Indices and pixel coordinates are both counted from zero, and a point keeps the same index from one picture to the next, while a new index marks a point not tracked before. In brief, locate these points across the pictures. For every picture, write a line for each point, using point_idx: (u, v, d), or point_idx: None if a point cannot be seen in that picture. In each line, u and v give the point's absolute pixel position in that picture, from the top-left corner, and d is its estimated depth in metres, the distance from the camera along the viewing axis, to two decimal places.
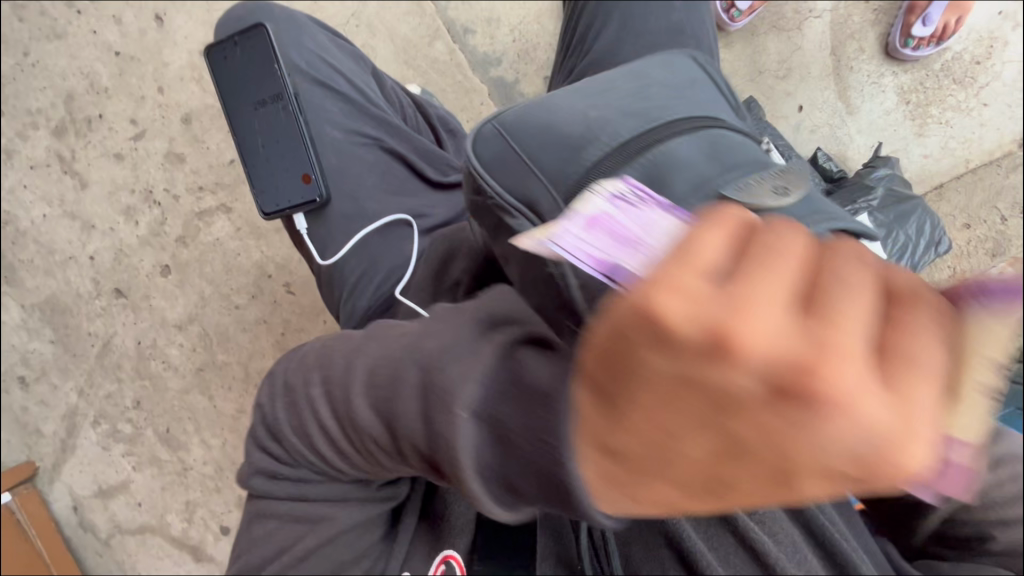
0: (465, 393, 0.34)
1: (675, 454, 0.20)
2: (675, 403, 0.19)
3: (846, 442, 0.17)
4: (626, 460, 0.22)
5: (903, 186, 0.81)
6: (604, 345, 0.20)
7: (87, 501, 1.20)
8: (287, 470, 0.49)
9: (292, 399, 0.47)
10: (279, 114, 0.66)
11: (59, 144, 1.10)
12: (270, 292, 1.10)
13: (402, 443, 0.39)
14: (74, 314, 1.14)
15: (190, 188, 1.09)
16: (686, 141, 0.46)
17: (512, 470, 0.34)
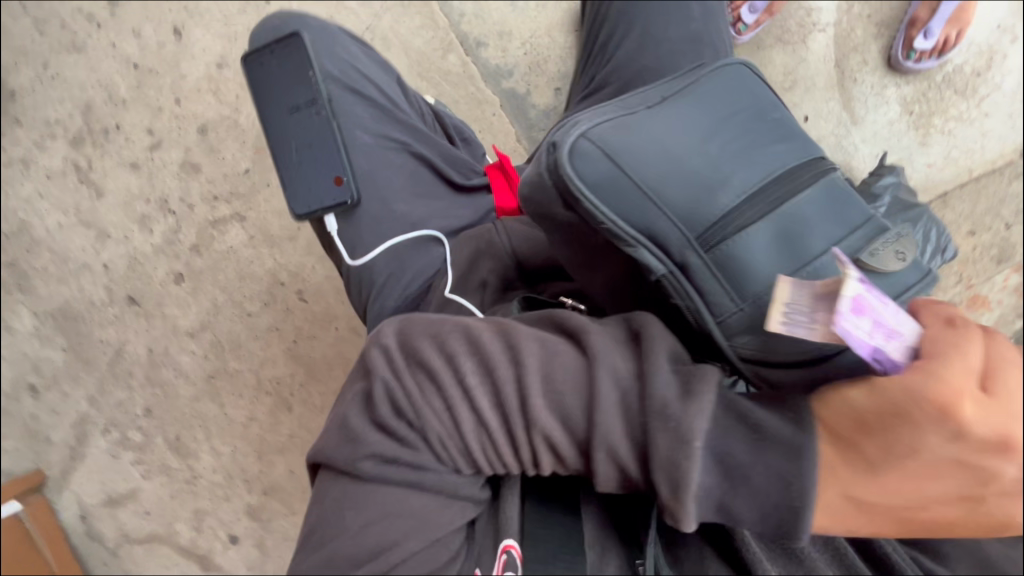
0: (699, 424, 0.40)
1: (930, 494, 0.37)
2: (941, 466, 0.36)
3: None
4: (881, 505, 0.38)
5: (909, 195, 0.86)
6: (903, 425, 0.36)
7: (95, 510, 1.20)
8: (403, 457, 0.45)
9: (434, 384, 0.45)
10: (312, 119, 0.68)
11: (76, 154, 1.12)
12: (283, 300, 1.12)
13: (603, 455, 0.42)
14: (86, 322, 1.15)
15: (206, 197, 1.11)
16: (811, 190, 0.49)
17: (718, 493, 0.41)
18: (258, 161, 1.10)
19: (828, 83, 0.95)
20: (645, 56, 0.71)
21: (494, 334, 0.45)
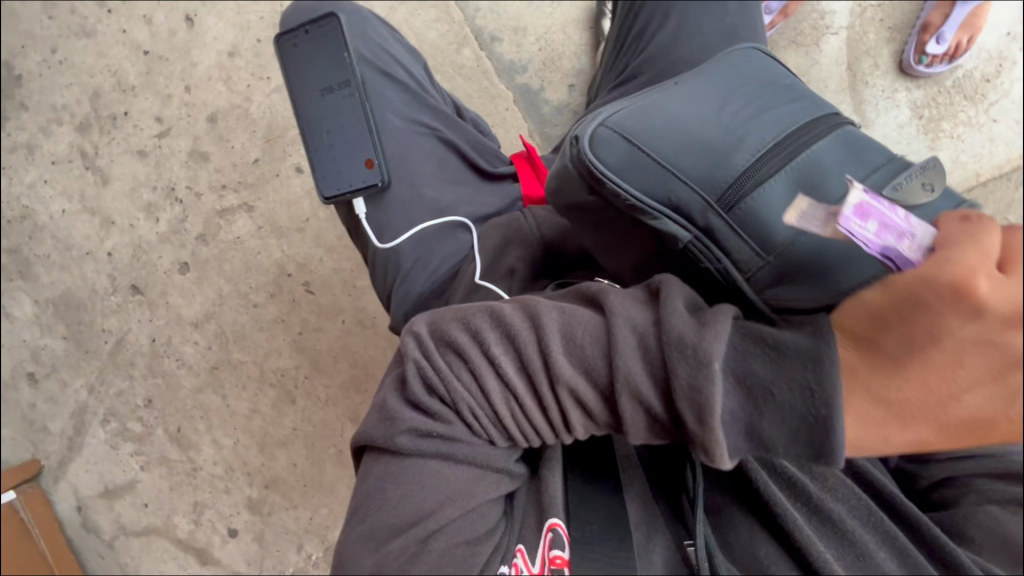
0: (714, 345, 0.38)
1: (963, 391, 0.34)
2: (969, 357, 0.34)
3: None
4: (908, 404, 0.36)
5: None
6: (922, 316, 0.34)
7: (92, 501, 1.18)
8: (437, 431, 0.46)
9: (462, 357, 0.45)
10: (345, 101, 0.68)
11: (82, 141, 1.11)
12: (289, 291, 1.11)
13: (630, 400, 0.41)
14: (89, 310, 1.14)
15: (214, 186, 1.10)
16: (829, 142, 0.48)
17: (747, 419, 0.39)
18: (267, 150, 1.10)
19: (839, 85, 0.96)
20: (680, 48, 0.72)
21: (515, 307, 0.45)
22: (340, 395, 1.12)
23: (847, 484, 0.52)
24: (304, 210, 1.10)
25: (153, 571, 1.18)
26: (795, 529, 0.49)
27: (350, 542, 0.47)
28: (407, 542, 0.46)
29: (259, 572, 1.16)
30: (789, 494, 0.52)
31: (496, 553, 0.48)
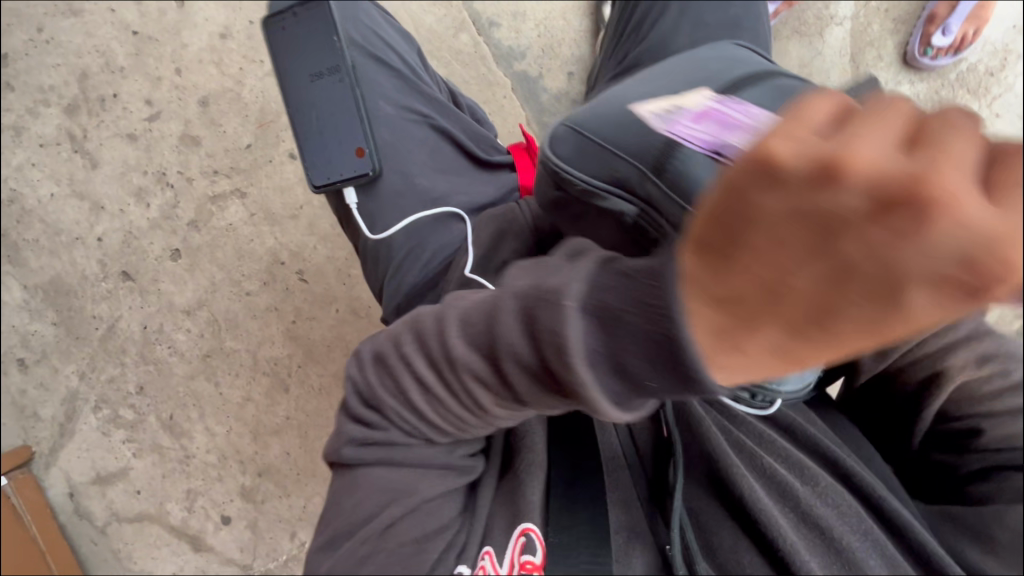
0: (568, 285, 0.37)
1: (784, 288, 0.22)
2: (780, 235, 0.21)
3: (944, 250, 0.18)
4: (739, 308, 0.24)
5: None
6: (710, 208, 0.23)
7: (85, 488, 1.17)
8: (377, 438, 0.48)
9: (386, 366, 0.47)
10: (335, 87, 0.67)
11: (70, 123, 1.08)
12: (283, 279, 1.10)
13: (512, 359, 0.40)
14: (79, 296, 1.12)
15: (205, 171, 1.08)
16: (752, 92, 0.48)
17: (613, 355, 0.37)
18: (260, 136, 1.08)
19: (841, 78, 0.96)
20: (679, 38, 0.71)
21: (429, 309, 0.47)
22: (334, 384, 1.11)
23: (837, 489, 0.53)
24: (298, 197, 1.09)
25: (147, 557, 1.18)
26: (783, 538, 0.49)
27: (315, 550, 0.49)
28: (364, 547, 0.47)
29: (253, 559, 1.17)
30: (778, 500, 0.52)
31: (451, 553, 0.49)
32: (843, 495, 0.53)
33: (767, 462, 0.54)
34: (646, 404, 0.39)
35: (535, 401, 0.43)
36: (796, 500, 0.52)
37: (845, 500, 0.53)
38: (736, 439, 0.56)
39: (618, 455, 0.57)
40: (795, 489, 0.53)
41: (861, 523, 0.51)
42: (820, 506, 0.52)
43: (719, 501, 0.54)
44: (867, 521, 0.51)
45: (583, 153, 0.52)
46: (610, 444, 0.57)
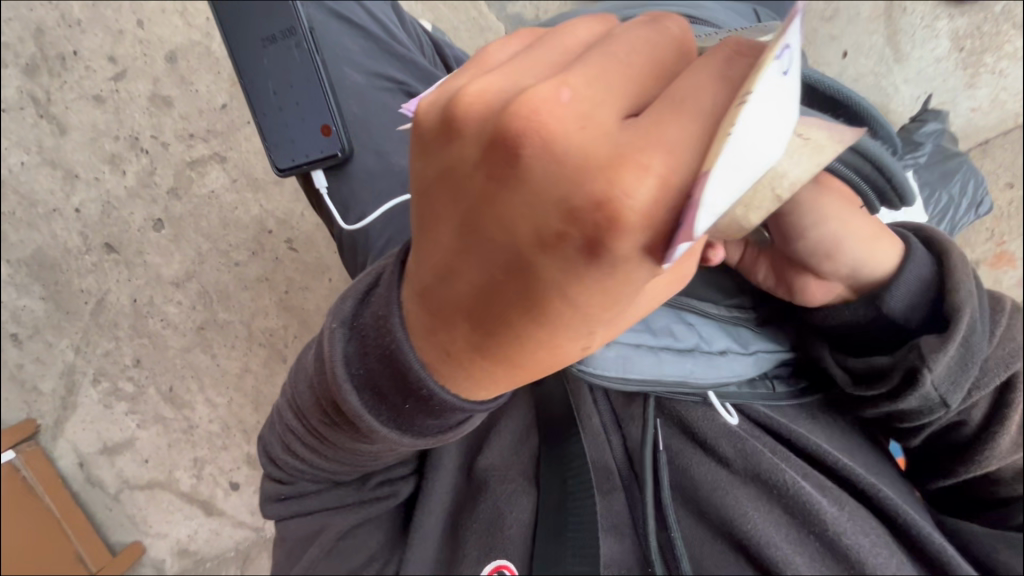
0: (342, 310, 0.37)
1: (472, 245, 0.28)
2: (450, 187, 0.28)
3: (539, 182, 0.24)
4: (452, 268, 0.30)
5: (948, 142, 0.81)
6: (420, 176, 0.30)
7: (94, 458, 1.18)
8: (290, 496, 0.52)
9: (275, 433, 0.48)
10: (291, 52, 0.58)
11: (31, 85, 1.00)
12: (271, 248, 1.05)
13: (326, 403, 0.40)
14: (64, 270, 1.08)
15: (181, 135, 1.02)
16: None
17: (378, 379, 0.36)
18: (235, 94, 1.00)
19: (872, 12, 0.91)
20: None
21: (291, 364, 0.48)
22: None
23: (863, 513, 0.49)
24: None
25: (161, 521, 1.21)
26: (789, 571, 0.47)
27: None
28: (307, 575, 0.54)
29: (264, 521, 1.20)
30: (794, 525, 0.49)
31: None
32: (872, 519, 0.49)
33: (784, 477, 0.49)
34: (436, 430, 0.37)
35: (349, 434, 0.41)
36: (818, 528, 0.48)
37: (875, 527, 0.48)
38: (744, 448, 0.51)
39: (609, 470, 0.54)
40: (818, 514, 0.48)
41: (890, 555, 0.47)
42: (849, 533, 0.47)
43: (718, 527, 0.51)
44: (896, 552, 0.47)
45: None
46: (602, 456, 0.54)
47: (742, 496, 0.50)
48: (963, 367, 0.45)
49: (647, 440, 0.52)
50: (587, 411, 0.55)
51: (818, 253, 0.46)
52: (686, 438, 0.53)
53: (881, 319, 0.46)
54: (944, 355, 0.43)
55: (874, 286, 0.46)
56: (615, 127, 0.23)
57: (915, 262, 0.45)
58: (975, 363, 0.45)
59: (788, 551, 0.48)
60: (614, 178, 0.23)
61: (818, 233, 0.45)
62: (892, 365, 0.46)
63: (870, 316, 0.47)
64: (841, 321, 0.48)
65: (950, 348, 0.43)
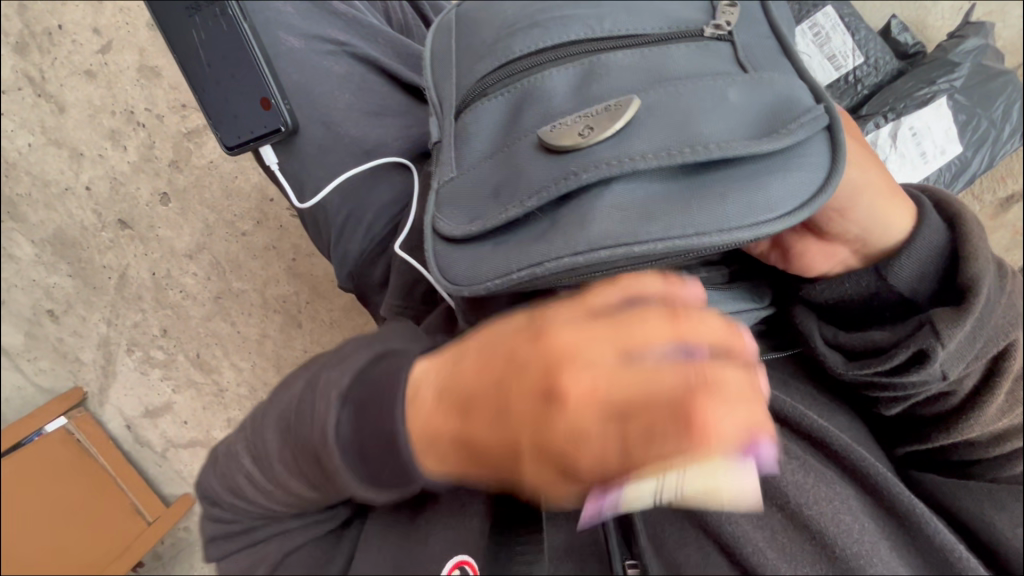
0: (334, 380, 0.33)
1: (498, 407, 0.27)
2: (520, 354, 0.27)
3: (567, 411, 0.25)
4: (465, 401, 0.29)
5: (993, 57, 0.72)
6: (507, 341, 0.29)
7: (138, 420, 1.24)
8: (230, 526, 0.47)
9: (220, 455, 0.45)
10: (219, 21, 0.56)
11: (25, 64, 1.01)
12: (275, 218, 1.06)
13: (298, 461, 0.36)
14: (84, 247, 1.11)
15: (173, 105, 1.01)
16: (559, 70, 0.43)
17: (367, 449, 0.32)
18: None
19: None
20: None
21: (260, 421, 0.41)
22: (345, 317, 1.10)
23: (829, 481, 0.47)
24: None
25: None
26: (757, 553, 0.44)
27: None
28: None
29: None
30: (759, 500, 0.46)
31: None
32: (839, 483, 0.47)
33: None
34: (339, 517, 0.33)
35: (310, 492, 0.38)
36: (785, 503, 0.46)
37: (840, 490, 0.47)
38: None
39: None
40: (780, 486, 0.46)
41: (857, 527, 0.45)
42: (811, 502, 0.45)
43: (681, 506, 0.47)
44: (860, 518, 0.45)
45: (458, 188, 0.43)
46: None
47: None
48: (974, 348, 0.46)
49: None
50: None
51: (828, 218, 0.48)
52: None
53: (886, 290, 0.48)
54: (959, 331, 0.43)
55: (883, 255, 0.48)
56: (609, 432, 0.24)
57: (929, 229, 0.46)
58: (979, 340, 0.46)
59: (750, 527, 0.45)
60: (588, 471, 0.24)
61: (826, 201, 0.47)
62: (897, 341, 0.46)
63: (872, 287, 0.48)
64: (839, 293, 0.49)
65: (966, 324, 0.43)
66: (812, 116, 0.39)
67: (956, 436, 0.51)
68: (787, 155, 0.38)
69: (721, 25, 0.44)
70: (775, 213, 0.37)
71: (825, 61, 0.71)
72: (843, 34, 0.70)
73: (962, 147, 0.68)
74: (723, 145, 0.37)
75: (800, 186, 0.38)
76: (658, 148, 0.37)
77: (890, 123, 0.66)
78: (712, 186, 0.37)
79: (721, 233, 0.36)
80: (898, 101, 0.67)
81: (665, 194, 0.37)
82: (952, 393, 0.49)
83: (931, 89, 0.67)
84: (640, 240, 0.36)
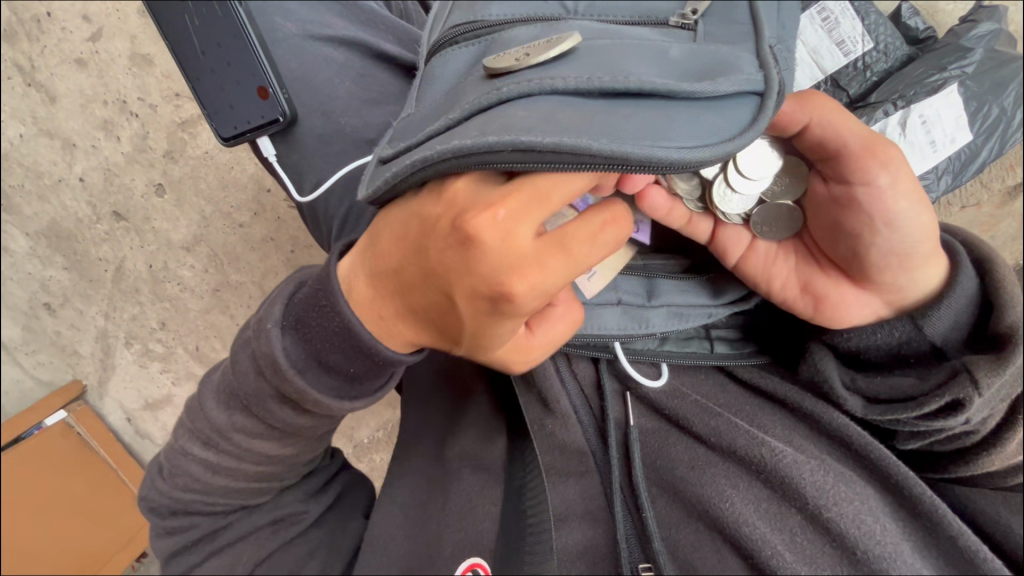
0: (269, 313, 0.43)
1: (421, 261, 0.37)
2: (445, 215, 0.35)
3: (496, 243, 0.33)
4: (401, 274, 0.38)
5: (1004, 42, 0.70)
6: (417, 218, 0.37)
7: (140, 414, 1.22)
8: (189, 535, 0.53)
9: (171, 466, 0.52)
10: (212, 7, 0.54)
11: (15, 54, 0.99)
12: (272, 209, 1.04)
13: (254, 407, 0.46)
14: (80, 240, 1.10)
15: (167, 94, 0.99)
16: (522, 29, 0.39)
17: (315, 356, 0.42)
18: None
19: None
20: None
21: (187, 409, 0.51)
22: None
23: (846, 476, 0.45)
24: None
25: None
26: (773, 556, 0.44)
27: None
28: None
29: None
30: (776, 499, 0.46)
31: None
32: (859, 480, 0.46)
33: (761, 451, 0.46)
34: (168, 444, 0.53)
35: (268, 440, 0.49)
36: (803, 505, 0.45)
37: (858, 490, 0.45)
38: (718, 425, 0.49)
39: (584, 453, 0.51)
40: (797, 487, 0.45)
41: (880, 525, 0.43)
42: (831, 504, 0.43)
43: (696, 511, 0.48)
44: (878, 516, 0.43)
45: (407, 124, 0.39)
46: (574, 440, 0.51)
47: (719, 474, 0.48)
48: (1009, 393, 0.41)
49: (611, 422, 0.50)
50: (555, 392, 0.51)
51: (884, 263, 0.44)
52: (663, 421, 0.52)
53: (918, 341, 0.45)
54: (1000, 379, 0.39)
55: (917, 305, 0.44)
56: (530, 242, 0.34)
57: (964, 276, 0.42)
58: (1011, 383, 0.41)
59: (766, 530, 0.45)
60: (523, 280, 0.33)
61: (889, 238, 0.43)
62: (927, 390, 0.42)
63: (905, 338, 0.45)
64: (866, 341, 0.47)
65: (1008, 371, 0.38)
66: (747, 76, 0.34)
67: (975, 469, 0.46)
68: (711, 106, 0.34)
69: (687, 14, 0.39)
70: (677, 147, 0.32)
71: (834, 47, 0.69)
72: (852, 19, 0.69)
73: (973, 135, 0.66)
74: (644, 77, 0.33)
75: (714, 129, 0.33)
76: (583, 73, 0.33)
77: (900, 111, 0.64)
78: (622, 105, 0.33)
79: (638, 147, 0.32)
80: (909, 88, 0.65)
81: (585, 108, 0.32)
82: (972, 431, 0.44)
83: (942, 76, 0.65)
84: (530, 132, 0.31)
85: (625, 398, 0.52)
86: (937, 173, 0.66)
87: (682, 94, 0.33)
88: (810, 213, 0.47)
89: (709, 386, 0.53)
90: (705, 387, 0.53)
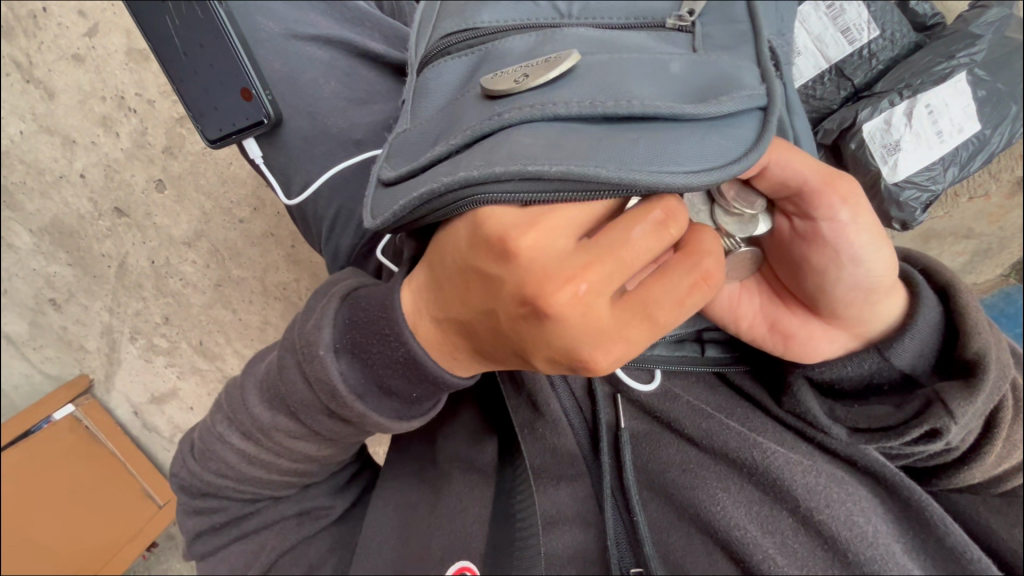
0: (320, 336, 0.42)
1: (489, 318, 0.36)
2: (513, 281, 0.33)
3: (576, 317, 0.33)
4: (461, 322, 0.38)
5: (1016, 29, 0.68)
6: (477, 273, 0.35)
7: (145, 407, 1.23)
8: (218, 517, 0.55)
9: (204, 448, 0.52)
10: (194, 7, 0.53)
11: (12, 50, 0.99)
12: (272, 204, 1.03)
13: (298, 414, 0.46)
14: (83, 236, 1.10)
15: (163, 89, 0.98)
16: (520, 39, 0.37)
17: (375, 380, 0.43)
18: None
19: None
20: None
21: (225, 400, 0.51)
22: None
23: (841, 479, 0.45)
24: None
25: None
26: (764, 560, 0.44)
27: None
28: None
29: None
30: (774, 501, 0.46)
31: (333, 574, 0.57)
32: (851, 481, 0.45)
33: (753, 454, 0.46)
34: (199, 425, 0.53)
35: (309, 444, 0.49)
36: (799, 510, 0.44)
37: (852, 491, 0.44)
38: (710, 427, 0.48)
39: (573, 455, 0.51)
40: (790, 489, 0.45)
41: (872, 526, 0.42)
42: (823, 506, 0.43)
43: (688, 516, 0.48)
44: (874, 523, 0.43)
45: (406, 140, 0.38)
46: (565, 444, 0.51)
47: (710, 476, 0.48)
48: (986, 409, 0.40)
49: (602, 425, 0.50)
50: (545, 395, 0.51)
51: (849, 298, 0.43)
52: (654, 423, 0.51)
53: (887, 371, 0.44)
54: (973, 407, 0.39)
55: (882, 336, 0.44)
56: (611, 312, 0.34)
57: (926, 307, 0.42)
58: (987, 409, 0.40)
59: (758, 533, 0.45)
60: (606, 352, 0.34)
61: (854, 274, 0.42)
62: (904, 420, 0.41)
63: (875, 369, 0.44)
64: (841, 375, 0.45)
65: (979, 399, 0.39)
66: (750, 92, 0.33)
67: (959, 482, 0.45)
68: (715, 124, 0.32)
69: (684, 15, 0.38)
70: (685, 171, 0.31)
71: (839, 35, 0.67)
72: (859, 5, 0.66)
73: (981, 125, 0.65)
74: (647, 100, 0.32)
75: (720, 150, 0.32)
76: (584, 96, 0.32)
77: (905, 101, 0.63)
78: (626, 128, 0.32)
79: (644, 174, 0.30)
80: (915, 77, 0.64)
81: (588, 133, 0.31)
82: (952, 449, 0.43)
83: (949, 64, 0.63)
84: (536, 160, 0.30)
85: (614, 398, 0.52)
86: (942, 164, 0.65)
87: (684, 117, 0.32)
88: (772, 250, 0.45)
89: (701, 388, 0.52)
90: (698, 389, 0.52)
